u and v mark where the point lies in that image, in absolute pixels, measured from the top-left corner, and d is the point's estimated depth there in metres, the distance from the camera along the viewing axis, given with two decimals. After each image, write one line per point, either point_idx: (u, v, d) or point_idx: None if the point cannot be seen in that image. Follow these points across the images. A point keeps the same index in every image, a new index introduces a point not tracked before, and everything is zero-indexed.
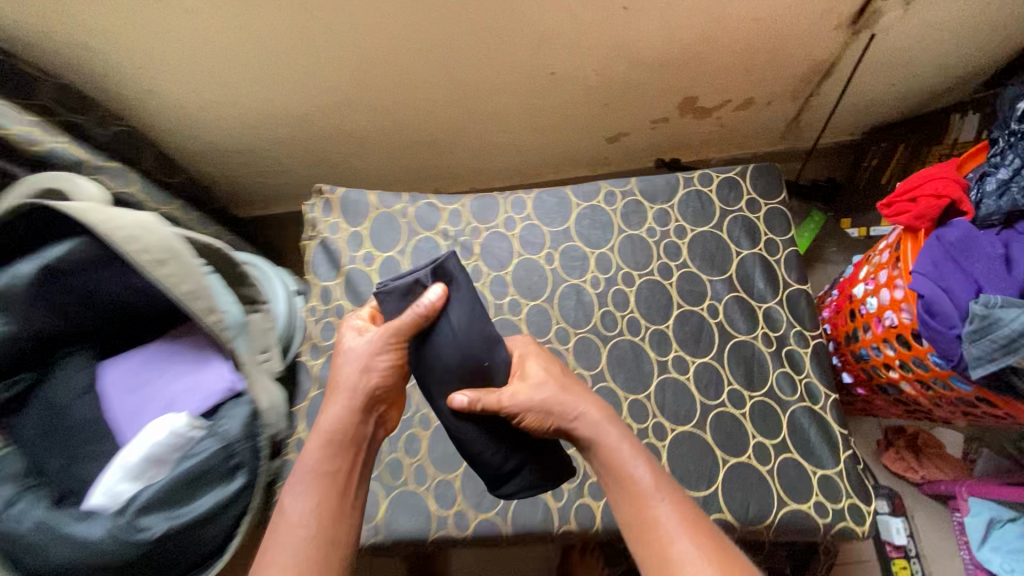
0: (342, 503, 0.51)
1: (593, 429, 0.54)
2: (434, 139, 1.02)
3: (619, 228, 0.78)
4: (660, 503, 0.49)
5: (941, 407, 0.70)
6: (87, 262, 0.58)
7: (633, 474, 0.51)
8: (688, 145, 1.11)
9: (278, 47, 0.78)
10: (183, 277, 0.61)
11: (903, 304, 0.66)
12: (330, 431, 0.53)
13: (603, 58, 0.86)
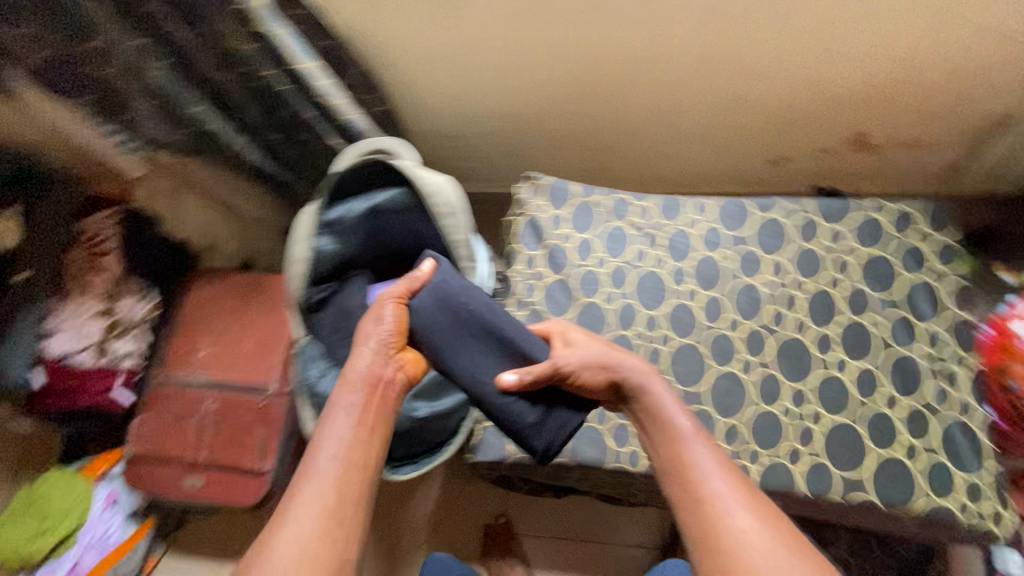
0: (379, 419, 0.63)
1: (640, 384, 0.66)
2: (616, 141, 1.17)
3: (794, 240, 0.89)
4: (698, 447, 0.60)
5: None
6: (400, 205, 0.78)
7: (676, 422, 0.63)
8: (845, 177, 1.19)
9: (526, 53, 0.96)
10: (457, 229, 0.80)
11: None
12: (358, 378, 0.64)
13: (796, 86, 0.98)
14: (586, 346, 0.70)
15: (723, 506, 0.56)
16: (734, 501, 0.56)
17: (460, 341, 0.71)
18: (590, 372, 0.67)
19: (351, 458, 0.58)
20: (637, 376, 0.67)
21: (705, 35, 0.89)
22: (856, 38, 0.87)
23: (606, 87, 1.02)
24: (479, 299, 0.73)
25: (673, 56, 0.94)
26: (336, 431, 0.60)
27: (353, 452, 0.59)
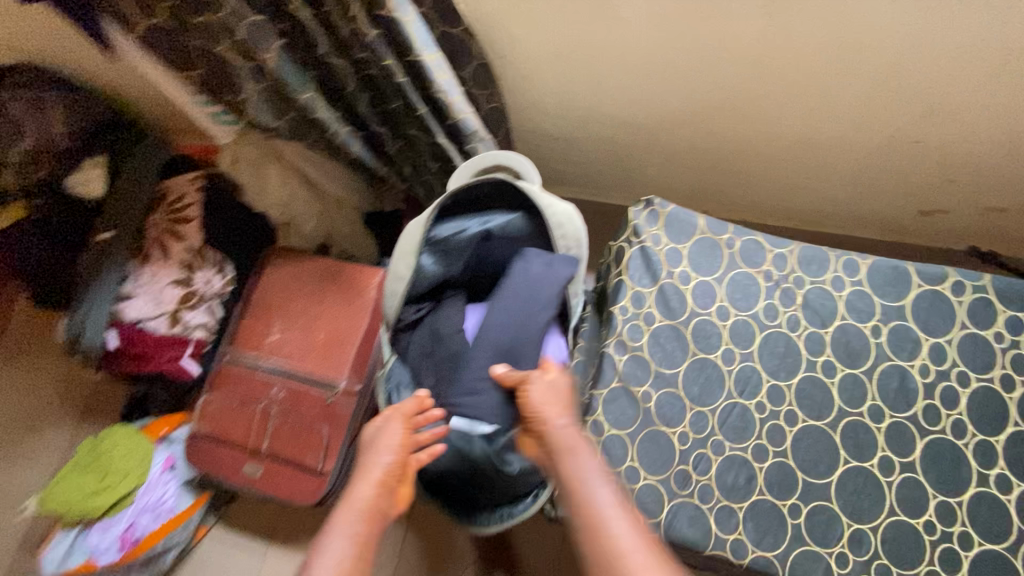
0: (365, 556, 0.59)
1: (572, 442, 0.63)
2: (744, 165, 1.03)
3: (961, 322, 0.75)
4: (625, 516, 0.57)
5: None
6: (514, 233, 0.69)
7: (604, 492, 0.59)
8: (1007, 242, 1.02)
9: (674, 56, 0.84)
10: (575, 261, 0.70)
11: None
12: (359, 503, 0.62)
13: (989, 122, 0.83)
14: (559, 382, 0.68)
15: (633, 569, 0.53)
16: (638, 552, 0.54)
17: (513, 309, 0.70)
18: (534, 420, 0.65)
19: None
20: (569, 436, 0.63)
21: (899, 51, 0.76)
22: None
23: (755, 102, 0.90)
24: (550, 287, 0.69)
25: (852, 72, 0.81)
26: (334, 549, 0.57)
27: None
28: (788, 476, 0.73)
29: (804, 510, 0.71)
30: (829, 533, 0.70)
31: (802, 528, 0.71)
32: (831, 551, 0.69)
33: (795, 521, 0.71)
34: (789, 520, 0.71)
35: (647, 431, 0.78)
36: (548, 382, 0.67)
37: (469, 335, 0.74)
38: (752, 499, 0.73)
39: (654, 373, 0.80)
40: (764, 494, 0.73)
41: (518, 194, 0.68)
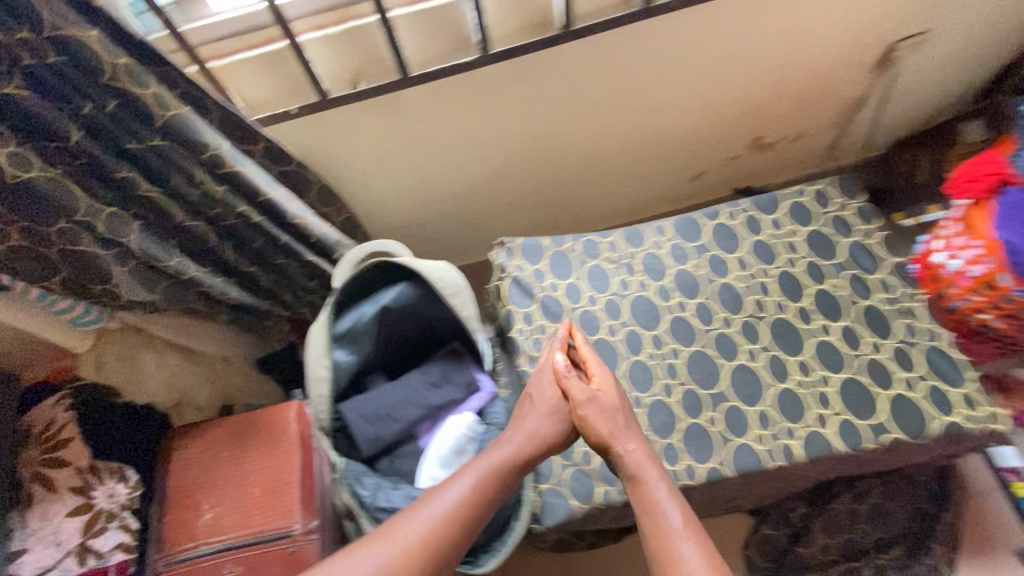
0: (496, 485, 0.73)
1: (638, 465, 0.77)
2: (560, 191, 1.26)
3: (745, 236, 1.02)
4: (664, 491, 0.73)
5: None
6: (407, 299, 0.80)
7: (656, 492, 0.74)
8: (754, 176, 1.37)
9: (473, 136, 1.04)
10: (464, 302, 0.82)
11: (980, 260, 0.91)
12: (507, 455, 0.76)
13: (703, 107, 1.13)
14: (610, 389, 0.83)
15: (668, 534, 0.70)
16: (673, 517, 0.71)
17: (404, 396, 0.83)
18: (594, 410, 0.80)
19: (467, 511, 0.70)
20: (626, 425, 0.80)
21: (621, 88, 1.03)
22: (743, 60, 1.04)
23: (548, 147, 1.12)
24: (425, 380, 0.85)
25: (601, 109, 1.07)
26: (460, 484, 0.72)
27: (469, 499, 0.71)
28: (695, 397, 0.89)
29: (718, 416, 0.87)
30: (743, 424, 0.86)
31: (724, 431, 0.86)
32: (751, 437, 0.85)
33: (716, 428, 0.86)
34: (712, 429, 0.86)
35: None
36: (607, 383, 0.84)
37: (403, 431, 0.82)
38: (680, 428, 0.87)
39: None
40: (687, 419, 0.87)
41: (396, 267, 0.80)
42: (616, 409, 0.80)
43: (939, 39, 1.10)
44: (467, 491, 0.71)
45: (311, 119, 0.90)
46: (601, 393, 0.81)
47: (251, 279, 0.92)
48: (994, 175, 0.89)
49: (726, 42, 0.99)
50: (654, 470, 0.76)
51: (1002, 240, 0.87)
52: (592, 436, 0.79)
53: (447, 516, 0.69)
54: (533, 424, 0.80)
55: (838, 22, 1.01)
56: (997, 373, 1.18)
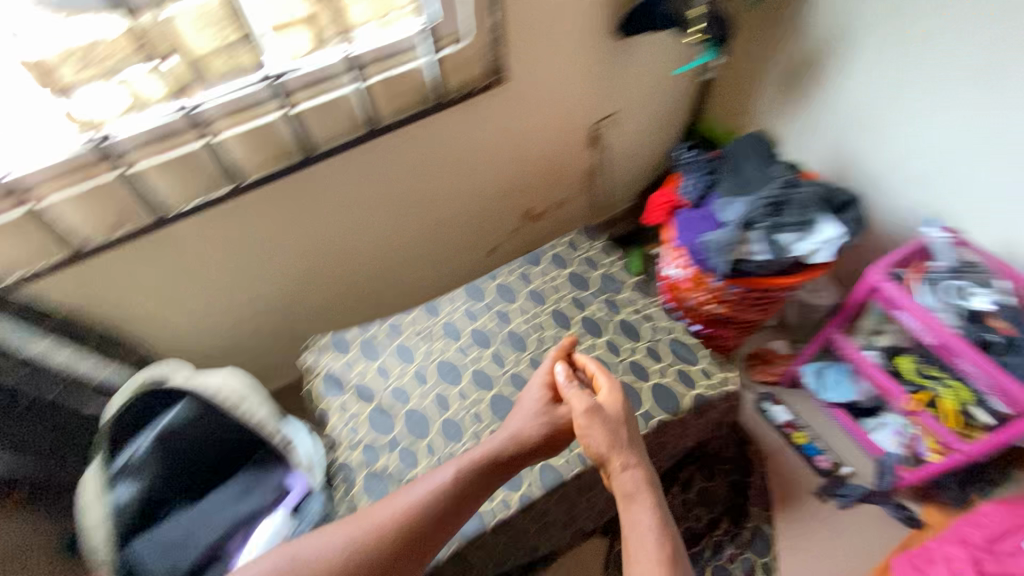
0: (470, 479, 0.83)
1: (634, 485, 0.79)
2: (371, 290, 1.38)
3: (521, 288, 1.20)
4: (643, 518, 0.75)
5: (739, 310, 1.17)
6: (193, 417, 0.93)
7: (643, 517, 0.75)
8: (538, 239, 1.63)
9: (261, 260, 1.13)
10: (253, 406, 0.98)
11: (683, 267, 1.16)
12: (479, 454, 0.85)
13: (469, 197, 1.35)
14: (613, 404, 0.87)
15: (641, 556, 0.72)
16: (644, 534, 0.73)
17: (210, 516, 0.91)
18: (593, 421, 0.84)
19: (444, 498, 0.81)
20: (623, 440, 0.83)
21: (389, 196, 1.20)
22: (482, 156, 1.28)
23: (341, 254, 1.24)
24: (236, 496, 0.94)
25: (378, 215, 1.22)
26: (441, 475, 0.83)
27: (445, 492, 0.81)
28: None
29: None
30: None
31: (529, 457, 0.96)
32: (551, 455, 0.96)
33: None
34: None
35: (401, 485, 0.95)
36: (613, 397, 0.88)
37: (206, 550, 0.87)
38: None
39: (384, 444, 0.99)
40: None
41: (173, 390, 0.93)
42: (614, 423, 0.84)
43: (627, 118, 1.46)
44: (438, 484, 0.82)
45: (74, 269, 0.94)
46: (612, 402, 0.87)
47: (18, 453, 0.90)
48: (667, 208, 1.19)
49: (459, 145, 1.22)
50: (638, 490, 0.79)
51: (680, 250, 1.14)
52: (592, 450, 0.84)
53: (421, 507, 0.80)
54: (517, 425, 0.89)
55: (543, 118, 1.30)
56: (757, 350, 1.44)
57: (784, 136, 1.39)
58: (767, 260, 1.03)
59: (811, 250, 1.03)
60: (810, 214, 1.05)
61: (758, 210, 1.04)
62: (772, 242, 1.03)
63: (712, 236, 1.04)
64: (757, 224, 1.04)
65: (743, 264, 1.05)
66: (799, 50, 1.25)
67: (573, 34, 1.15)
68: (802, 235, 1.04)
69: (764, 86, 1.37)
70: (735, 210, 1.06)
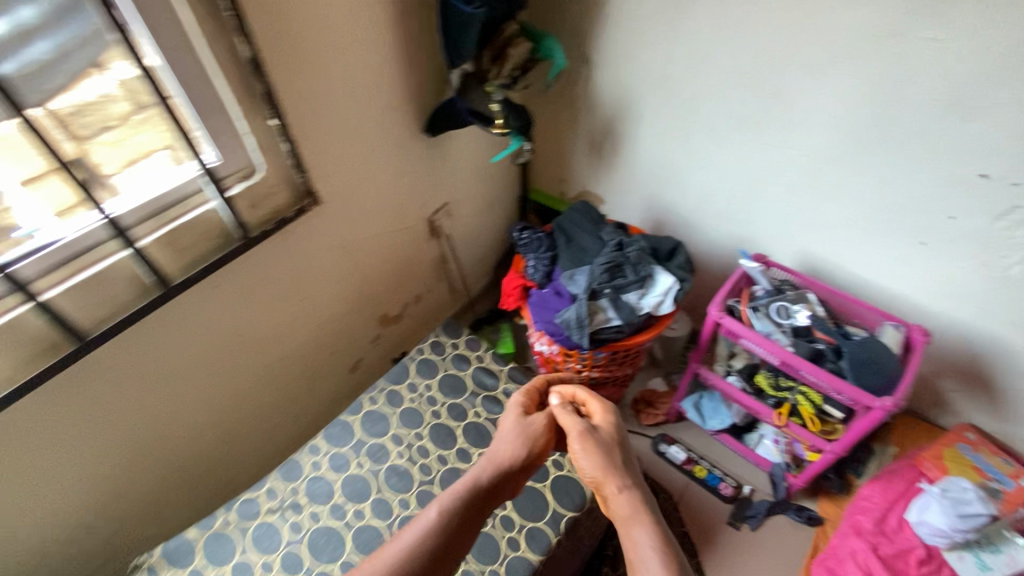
0: (462, 506, 0.85)
1: (631, 506, 0.86)
2: (214, 453, 1.17)
3: (390, 412, 1.10)
4: (641, 532, 0.82)
5: (615, 368, 1.18)
6: None
7: (640, 531, 0.82)
8: (405, 339, 1.54)
9: (47, 478, 0.89)
10: None
11: (549, 345, 1.14)
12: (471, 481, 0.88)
13: (311, 319, 1.23)
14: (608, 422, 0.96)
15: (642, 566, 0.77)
16: (643, 548, 0.79)
17: None
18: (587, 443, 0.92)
19: (445, 527, 0.82)
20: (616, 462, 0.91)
21: (209, 350, 1.03)
22: (314, 277, 1.17)
23: (162, 430, 1.03)
24: None
25: (200, 375, 1.04)
26: (434, 507, 0.84)
27: (437, 521, 0.82)
28: None
29: None
30: None
31: None
32: None
33: None
34: None
35: None
36: (606, 420, 0.97)
37: None
38: None
39: None
40: None
41: None
42: (607, 447, 0.93)
43: (461, 202, 1.46)
44: (430, 521, 0.82)
45: None
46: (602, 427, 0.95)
47: None
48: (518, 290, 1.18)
49: (285, 275, 1.10)
50: (632, 510, 0.85)
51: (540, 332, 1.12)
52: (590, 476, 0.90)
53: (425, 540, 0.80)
54: (500, 452, 0.93)
55: (374, 224, 1.24)
56: (639, 393, 1.48)
57: (607, 195, 1.50)
58: (622, 323, 1.05)
59: (655, 304, 1.08)
60: (645, 270, 1.11)
61: (600, 278, 1.08)
62: (621, 304, 1.06)
63: (566, 313, 1.04)
64: (603, 291, 1.07)
65: (601, 332, 1.06)
66: (597, 121, 1.36)
67: (382, 140, 1.12)
68: (644, 291, 1.09)
69: (577, 154, 1.47)
70: (581, 282, 1.08)
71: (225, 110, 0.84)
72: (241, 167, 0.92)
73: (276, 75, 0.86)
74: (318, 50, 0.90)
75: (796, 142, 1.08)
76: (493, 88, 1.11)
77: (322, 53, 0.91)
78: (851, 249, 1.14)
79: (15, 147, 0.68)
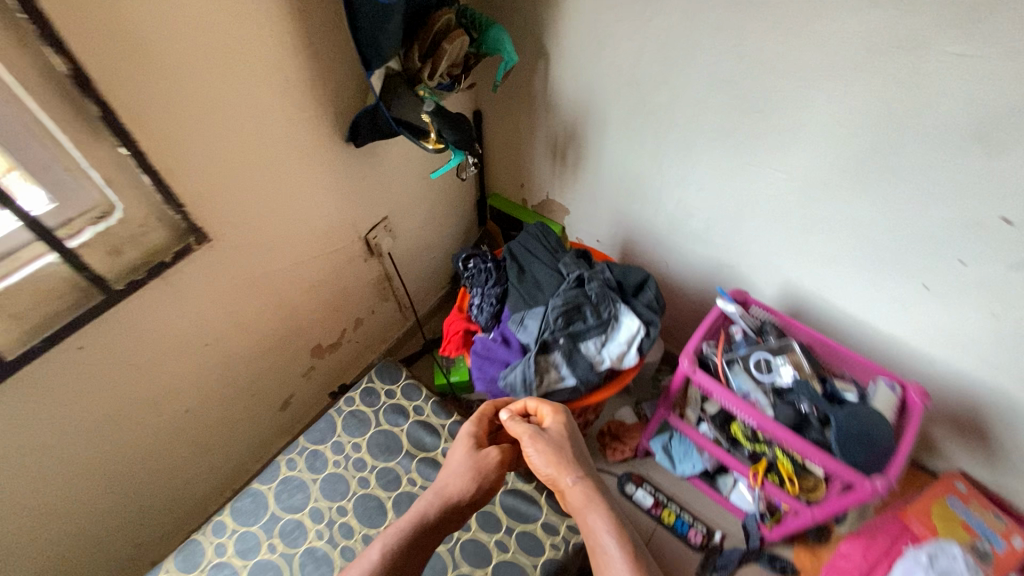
0: (407, 547, 0.74)
1: (586, 495, 0.76)
2: (107, 527, 1.00)
3: (311, 478, 0.94)
4: (602, 527, 0.72)
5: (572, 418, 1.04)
6: None
7: (600, 527, 0.72)
8: (346, 368, 1.37)
9: None
10: None
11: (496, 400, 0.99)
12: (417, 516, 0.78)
13: (223, 367, 1.05)
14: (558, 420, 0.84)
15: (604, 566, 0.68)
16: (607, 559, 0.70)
17: None
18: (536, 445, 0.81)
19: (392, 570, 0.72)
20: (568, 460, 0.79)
21: (81, 419, 0.85)
22: (220, 321, 0.98)
23: (28, 515, 0.85)
24: None
25: (74, 448, 0.86)
26: (373, 550, 0.74)
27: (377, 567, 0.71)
28: None
29: None
30: None
31: None
32: None
33: None
34: None
35: None
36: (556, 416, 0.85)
37: None
38: None
39: None
40: None
41: None
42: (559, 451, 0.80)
43: (403, 215, 1.27)
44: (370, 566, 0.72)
45: None
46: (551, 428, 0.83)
47: None
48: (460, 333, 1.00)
49: (178, 323, 0.91)
50: (591, 510, 0.74)
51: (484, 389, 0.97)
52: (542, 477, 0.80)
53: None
54: (447, 481, 0.82)
55: (292, 252, 1.05)
56: (605, 427, 1.34)
57: (570, 206, 1.32)
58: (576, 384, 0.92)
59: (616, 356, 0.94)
60: (607, 313, 0.95)
61: (554, 328, 0.92)
62: (577, 360, 0.92)
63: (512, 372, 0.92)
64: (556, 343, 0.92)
65: (553, 394, 0.92)
66: (556, 124, 1.17)
67: (289, 156, 0.93)
68: (604, 339, 0.94)
69: (535, 159, 1.29)
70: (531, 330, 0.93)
71: (54, 136, 0.65)
72: (93, 205, 0.73)
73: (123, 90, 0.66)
74: (180, 52, 0.70)
75: (783, 162, 0.91)
76: (425, 91, 0.93)
77: (187, 56, 0.70)
78: (842, 284, 0.99)
79: None
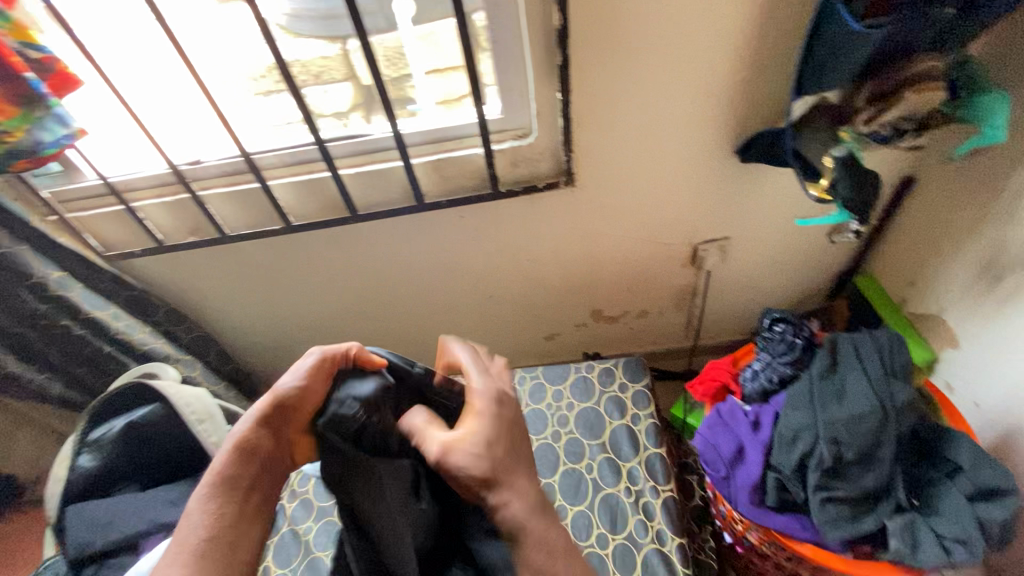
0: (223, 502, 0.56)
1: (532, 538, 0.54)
2: (411, 334, 1.40)
3: (525, 402, 1.08)
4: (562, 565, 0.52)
5: (787, 558, 0.84)
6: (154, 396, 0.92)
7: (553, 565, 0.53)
8: (610, 342, 1.45)
9: (315, 285, 1.23)
10: (198, 407, 0.93)
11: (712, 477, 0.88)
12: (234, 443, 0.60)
13: (527, 279, 1.26)
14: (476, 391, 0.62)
15: None
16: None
17: (119, 478, 0.92)
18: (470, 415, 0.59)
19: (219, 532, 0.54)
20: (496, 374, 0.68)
21: (437, 259, 1.19)
22: (543, 248, 1.18)
23: (385, 295, 1.27)
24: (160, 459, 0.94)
25: (423, 274, 1.22)
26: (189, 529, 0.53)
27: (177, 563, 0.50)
28: None
29: None
30: None
31: None
32: None
33: None
34: None
35: (306, 563, 0.94)
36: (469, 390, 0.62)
37: (89, 502, 0.88)
38: None
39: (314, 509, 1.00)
40: None
41: (152, 390, 0.92)
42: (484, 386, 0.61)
43: (745, 248, 1.19)
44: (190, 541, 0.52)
45: (166, 256, 1.11)
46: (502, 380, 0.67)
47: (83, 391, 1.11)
48: (722, 380, 0.95)
49: (518, 235, 1.14)
50: (541, 503, 0.54)
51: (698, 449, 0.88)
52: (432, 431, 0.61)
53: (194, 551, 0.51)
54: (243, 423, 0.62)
55: (625, 226, 1.14)
56: None
57: (966, 342, 0.97)
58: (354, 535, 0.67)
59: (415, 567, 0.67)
60: (867, 488, 0.73)
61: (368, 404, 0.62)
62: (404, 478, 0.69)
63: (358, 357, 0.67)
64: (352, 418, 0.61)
65: (765, 502, 0.78)
66: (1009, 237, 0.85)
67: (672, 144, 0.98)
68: (852, 508, 0.73)
69: (951, 263, 0.97)
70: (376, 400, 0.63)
71: (524, 70, 0.87)
72: (517, 126, 0.95)
73: (584, 45, 0.82)
74: (634, 33, 0.81)
75: None
76: (847, 134, 0.81)
77: (640, 34, 0.81)
78: None
79: (433, 40, 0.90)
